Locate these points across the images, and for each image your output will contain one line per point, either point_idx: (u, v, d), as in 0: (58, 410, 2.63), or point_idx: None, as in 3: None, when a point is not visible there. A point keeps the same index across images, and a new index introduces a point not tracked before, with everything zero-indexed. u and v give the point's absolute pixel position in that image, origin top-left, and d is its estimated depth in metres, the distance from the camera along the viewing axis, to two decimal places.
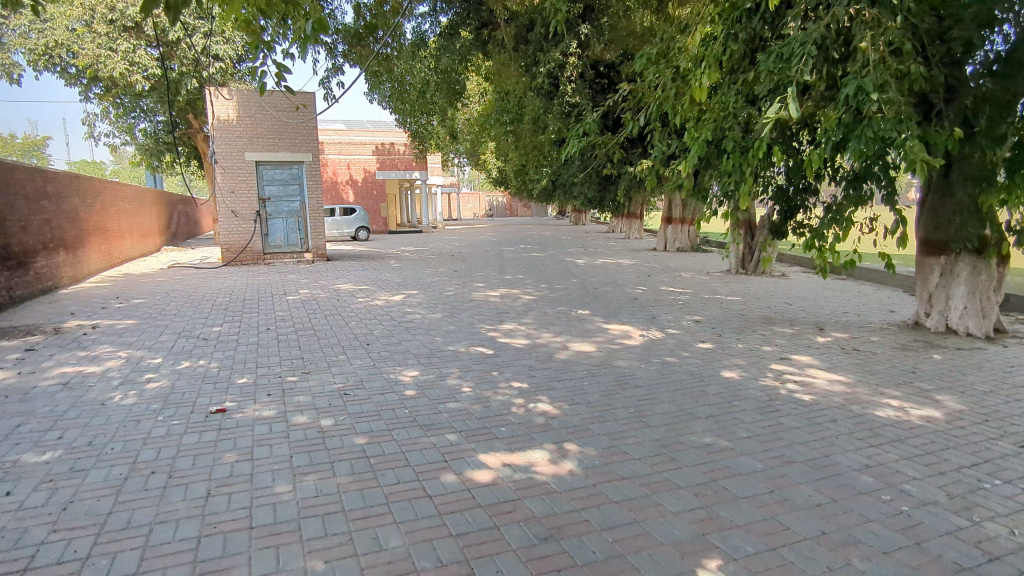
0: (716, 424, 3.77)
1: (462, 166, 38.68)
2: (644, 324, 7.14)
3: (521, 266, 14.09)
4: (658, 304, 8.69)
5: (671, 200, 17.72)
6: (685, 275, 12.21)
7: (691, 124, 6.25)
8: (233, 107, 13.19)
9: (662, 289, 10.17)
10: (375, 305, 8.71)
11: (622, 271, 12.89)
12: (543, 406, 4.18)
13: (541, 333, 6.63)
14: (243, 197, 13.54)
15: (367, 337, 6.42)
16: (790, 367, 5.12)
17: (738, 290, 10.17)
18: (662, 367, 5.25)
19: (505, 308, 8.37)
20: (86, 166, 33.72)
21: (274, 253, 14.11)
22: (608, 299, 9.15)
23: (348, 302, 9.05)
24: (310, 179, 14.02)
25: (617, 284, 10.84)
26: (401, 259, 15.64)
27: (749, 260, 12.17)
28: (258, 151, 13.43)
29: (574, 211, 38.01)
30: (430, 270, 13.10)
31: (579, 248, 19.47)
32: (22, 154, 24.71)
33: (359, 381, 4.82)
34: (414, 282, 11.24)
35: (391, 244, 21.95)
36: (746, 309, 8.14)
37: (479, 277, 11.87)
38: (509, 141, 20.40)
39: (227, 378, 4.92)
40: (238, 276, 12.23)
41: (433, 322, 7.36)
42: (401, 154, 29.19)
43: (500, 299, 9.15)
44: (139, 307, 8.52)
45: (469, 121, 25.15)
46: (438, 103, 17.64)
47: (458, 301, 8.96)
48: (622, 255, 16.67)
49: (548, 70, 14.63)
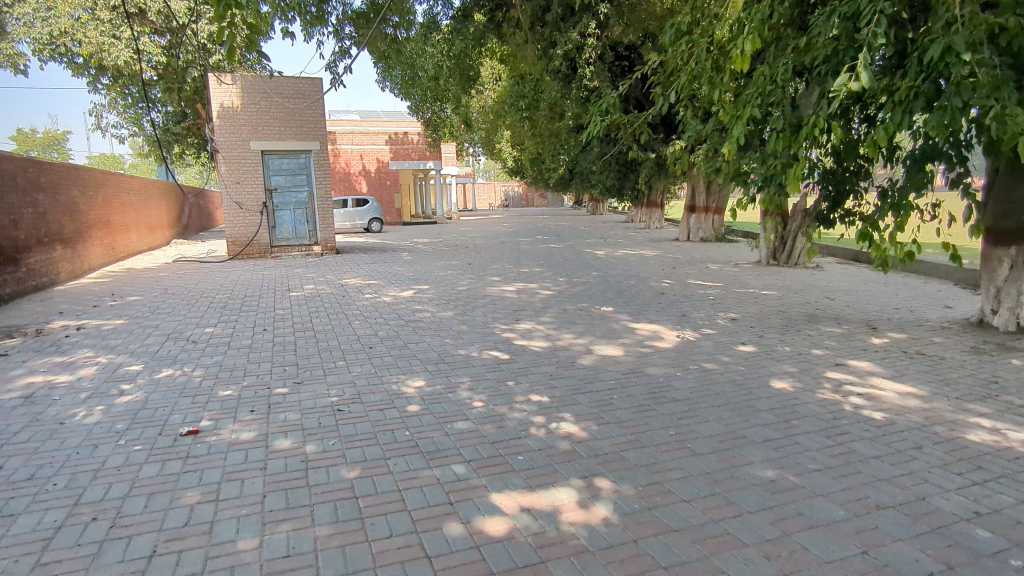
0: (777, 452, 3.13)
1: (478, 155, 38.02)
2: (675, 324, 6.48)
3: (538, 258, 13.44)
4: (688, 299, 8.03)
5: (695, 187, 17.02)
6: (712, 268, 11.50)
7: (728, 100, 5.56)
8: (236, 94, 12.66)
9: (690, 283, 9.49)
10: (383, 302, 8.13)
11: (646, 264, 12.20)
12: (567, 426, 3.57)
13: (562, 334, 6.00)
14: (249, 189, 13.03)
15: (371, 340, 5.84)
16: (849, 375, 4.46)
17: (772, 283, 9.46)
18: (701, 374, 4.61)
19: (522, 305, 7.75)
20: (105, 159, 33.76)
21: (281, 246, 13.58)
22: (632, 294, 8.50)
23: (354, 299, 8.50)
24: (318, 169, 13.47)
25: (640, 278, 10.17)
26: (413, 251, 15.06)
27: (782, 250, 11.47)
28: (264, 141, 12.92)
29: (591, 200, 37.31)
30: (443, 263, 12.52)
31: (598, 238, 18.83)
32: (39, 148, 24.65)
33: (356, 394, 4.25)
34: (425, 276, 10.68)
35: (404, 235, 21.41)
36: (785, 305, 7.45)
37: (495, 271, 11.26)
38: (524, 128, 19.79)
39: (208, 391, 4.36)
40: (243, 270, 11.74)
41: (444, 321, 6.77)
42: (415, 143, 28.61)
43: (516, 295, 8.54)
44: (132, 305, 8.01)
45: (484, 109, 24.48)
46: (451, 88, 16.99)
47: (472, 297, 8.35)
48: (644, 246, 15.97)
49: (565, 51, 13.95)
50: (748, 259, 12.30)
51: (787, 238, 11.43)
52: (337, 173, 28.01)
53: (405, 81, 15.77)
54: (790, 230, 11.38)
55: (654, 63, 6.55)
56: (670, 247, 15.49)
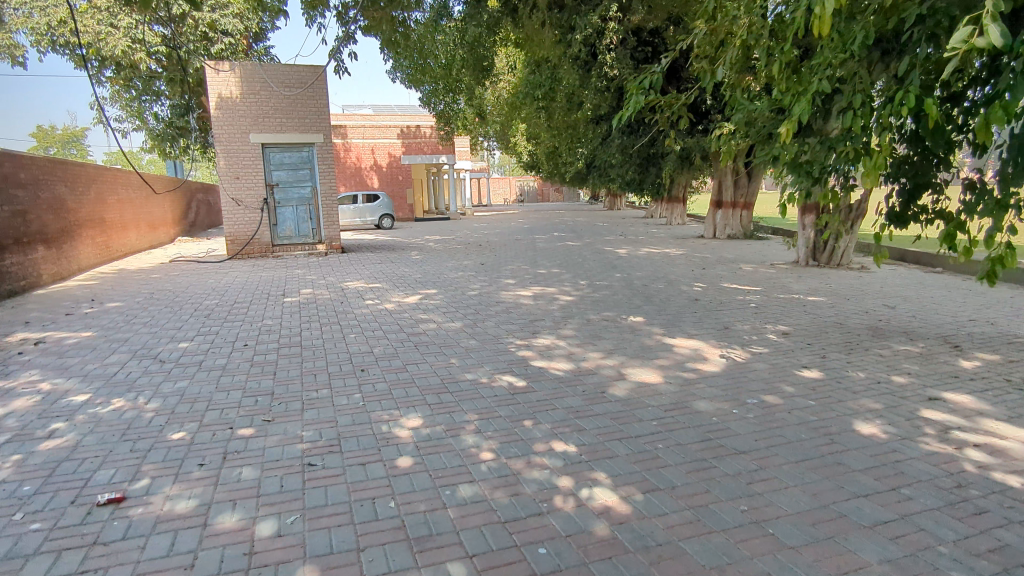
0: (899, 547, 2.26)
1: (492, 149, 37.13)
2: (719, 339, 5.59)
3: (556, 257, 12.57)
4: (727, 307, 7.12)
5: (722, 182, 16.03)
6: (746, 269, 10.57)
7: (790, 75, 4.60)
8: (235, 82, 11.85)
9: (726, 287, 8.58)
10: (384, 310, 7.31)
11: (673, 264, 11.28)
12: (602, 495, 2.72)
13: (587, 353, 5.13)
14: (248, 185, 12.25)
15: (365, 359, 5.02)
16: (952, 415, 3.57)
17: (816, 287, 8.52)
18: (764, 411, 3.74)
19: (540, 314, 6.89)
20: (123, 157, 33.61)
21: (283, 245, 12.79)
22: (663, 301, 7.61)
23: (353, 305, 7.68)
24: (322, 163, 12.69)
25: (670, 281, 9.27)
26: (423, 250, 14.25)
27: (822, 250, 10.60)
28: (264, 133, 12.15)
29: (608, 196, 36.29)
30: (453, 263, 11.70)
31: (618, 235, 17.92)
32: (60, 145, 24.41)
33: (336, 439, 3.42)
34: (434, 278, 9.84)
35: (415, 232, 20.64)
36: (840, 317, 6.53)
37: (510, 272, 10.41)
38: (540, 120, 18.90)
39: (157, 431, 3.56)
40: (241, 271, 10.98)
41: (451, 334, 5.93)
42: (427, 137, 27.78)
43: (532, 301, 7.68)
44: (109, 313, 7.23)
45: (498, 101, 23.64)
46: (464, 78, 16.11)
47: (483, 304, 7.51)
48: (668, 244, 15.03)
49: (585, 36, 13.02)
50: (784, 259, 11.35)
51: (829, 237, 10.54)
52: (348, 168, 27.27)
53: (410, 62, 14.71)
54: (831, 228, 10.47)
55: (701, 32, 5.61)
56: (696, 245, 14.55)
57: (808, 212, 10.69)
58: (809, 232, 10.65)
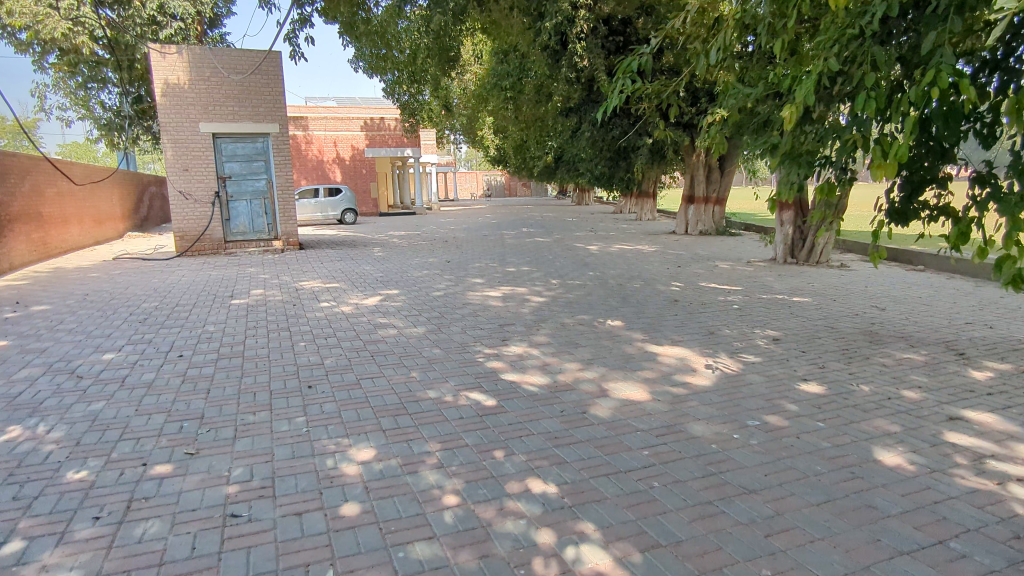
0: None
1: (458, 143, 36.40)
2: (706, 347, 5.14)
3: (526, 254, 12.03)
4: (709, 310, 6.69)
5: (694, 177, 15.67)
6: (722, 267, 10.18)
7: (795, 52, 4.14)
8: (183, 67, 11.04)
9: (705, 287, 8.17)
10: (340, 313, 6.69)
11: (647, 262, 10.85)
12: (593, 556, 2.22)
13: (565, 364, 4.62)
14: (198, 177, 11.45)
15: (315, 373, 4.43)
16: (980, 442, 3.16)
17: (798, 288, 8.16)
18: (769, 436, 3.29)
19: (511, 318, 6.36)
20: (76, 148, 32.24)
21: (236, 241, 11.99)
22: (641, 303, 7.15)
23: (307, 307, 7.05)
24: (278, 154, 11.95)
25: (646, 280, 8.81)
26: (386, 247, 13.59)
27: (800, 247, 10.33)
28: (215, 122, 11.37)
29: (576, 191, 35.93)
30: (418, 261, 11.10)
31: (588, 231, 17.48)
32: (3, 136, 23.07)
33: (270, 478, 2.85)
34: (397, 277, 9.24)
35: (379, 228, 19.92)
36: (829, 321, 6.15)
37: (477, 270, 9.85)
38: (509, 113, 18.35)
39: (50, 469, 2.93)
40: (189, 269, 10.22)
41: (413, 342, 5.37)
42: (392, 130, 26.94)
43: (502, 303, 7.16)
44: (31, 317, 6.46)
45: (465, 93, 23.07)
46: (429, 67, 15.44)
47: (449, 307, 6.95)
48: (641, 241, 14.59)
49: (555, 24, 12.48)
50: (760, 257, 11.03)
51: (807, 234, 10.27)
52: (309, 161, 26.35)
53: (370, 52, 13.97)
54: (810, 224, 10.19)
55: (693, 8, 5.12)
56: (669, 242, 14.16)
57: (786, 209, 10.38)
58: (787, 229, 10.35)
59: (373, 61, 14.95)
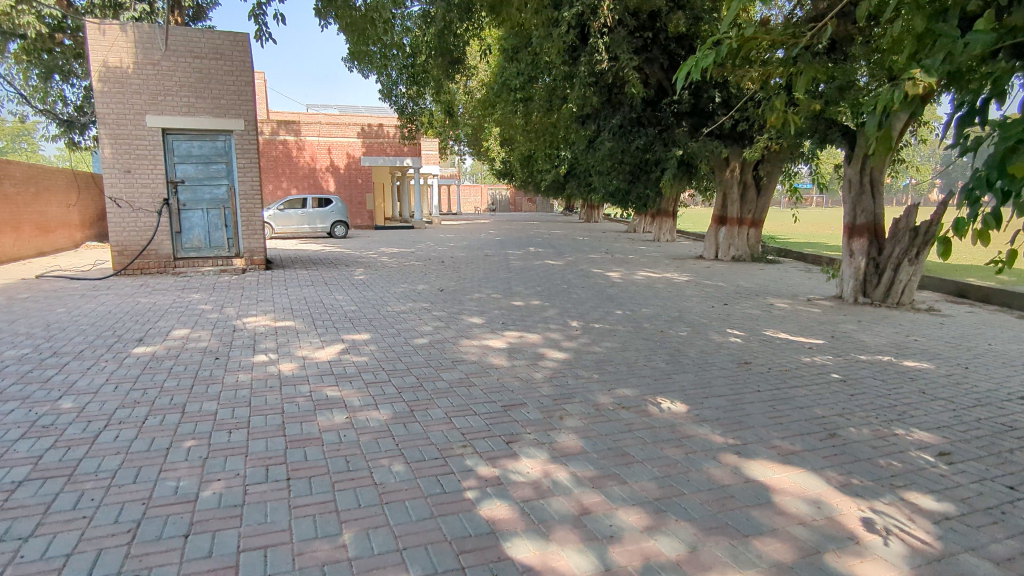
0: None
1: (462, 155, 34.58)
2: (841, 471, 3.15)
3: (534, 282, 10.04)
4: (803, 384, 4.69)
5: (727, 195, 13.77)
6: (781, 308, 8.17)
7: None
8: (127, 48, 9.14)
9: (777, 340, 6.16)
10: (275, 373, 4.70)
11: (684, 298, 8.87)
12: None
13: (618, 513, 2.65)
14: (143, 181, 9.48)
15: (168, 535, 2.44)
16: None
17: (896, 342, 6.17)
18: None
19: (518, 392, 4.38)
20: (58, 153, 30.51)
21: (187, 259, 9.93)
22: (701, 368, 5.14)
23: (237, 361, 5.04)
24: (241, 156, 9.97)
25: (692, 326, 6.83)
26: (371, 268, 11.64)
27: (874, 283, 8.37)
28: (164, 116, 9.44)
29: (585, 206, 33.99)
30: (404, 288, 9.11)
31: (604, 253, 15.50)
32: None
33: None
34: (373, 313, 7.23)
35: (371, 243, 17.97)
36: (993, 408, 4.14)
37: (476, 304, 7.87)
38: (517, 120, 16.48)
39: None
40: (118, 293, 8.23)
41: (365, 442, 3.41)
42: (390, 137, 24.99)
43: (505, 361, 5.18)
44: None
45: (471, 98, 21.26)
46: (431, 65, 13.57)
47: (432, 366, 4.97)
48: (668, 267, 12.62)
49: (576, 12, 10.62)
50: (821, 293, 9.09)
51: (882, 267, 8.32)
52: (301, 169, 24.47)
53: (354, 38, 11.15)
54: (887, 256, 8.28)
55: None
56: (701, 269, 12.17)
57: (856, 236, 8.49)
58: (858, 261, 8.43)
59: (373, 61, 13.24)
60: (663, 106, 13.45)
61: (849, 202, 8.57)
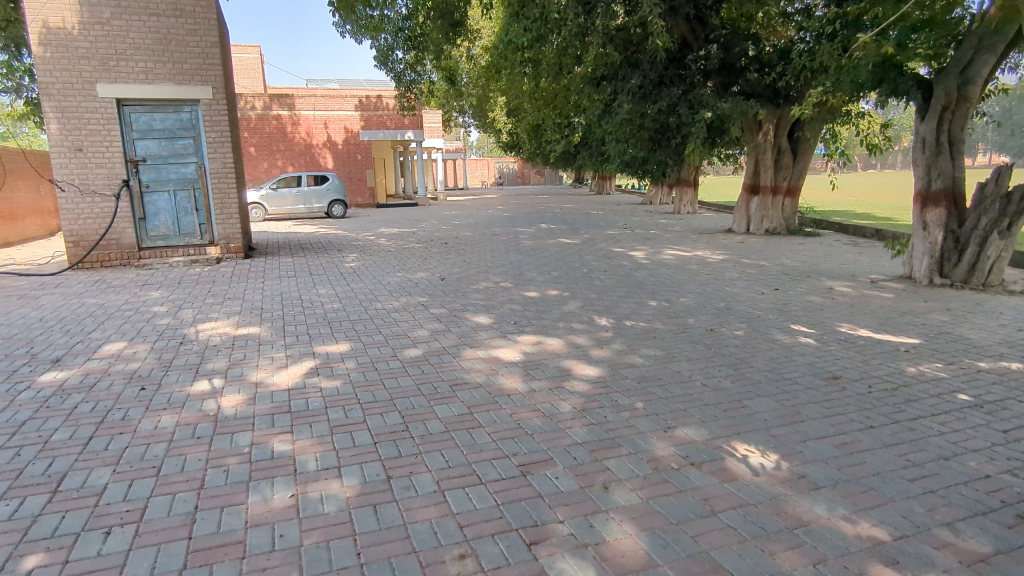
0: None
1: (467, 126, 33.09)
2: None
3: (549, 265, 8.79)
4: (928, 414, 3.43)
5: (760, 161, 12.38)
6: (846, 294, 6.88)
7: None
8: (70, 5, 7.84)
9: (860, 342, 4.89)
10: (211, 412, 3.49)
11: (725, 282, 7.61)
12: None
13: None
14: (97, 160, 8.23)
15: None
16: None
17: (1010, 339, 4.91)
18: None
19: (540, 437, 3.16)
20: None
21: (154, 248, 8.71)
22: (779, 388, 3.88)
23: (169, 391, 3.83)
24: (210, 129, 8.69)
25: (746, 322, 5.57)
26: (365, 252, 10.44)
27: (953, 261, 7.10)
28: (118, 84, 8.16)
29: (596, 178, 32.53)
30: (399, 277, 7.88)
31: (623, 229, 14.20)
32: None
33: None
34: (359, 312, 6.01)
35: (370, 222, 16.75)
36: None
37: (481, 298, 6.64)
38: (525, 86, 15.07)
39: None
40: (65, 292, 7.05)
41: (309, 553, 2.20)
42: (390, 109, 23.58)
43: (519, 384, 3.96)
44: None
45: (475, 64, 19.78)
46: (429, 24, 12.14)
47: (424, 395, 3.76)
48: (697, 243, 11.35)
49: None
50: (887, 273, 7.78)
51: (964, 243, 7.03)
52: (297, 145, 23.14)
53: None
54: (971, 228, 6.97)
55: None
56: (735, 246, 10.87)
57: (931, 205, 7.17)
58: (934, 234, 7.13)
59: (363, 21, 11.66)
60: (688, 62, 11.98)
61: (922, 163, 7.22)
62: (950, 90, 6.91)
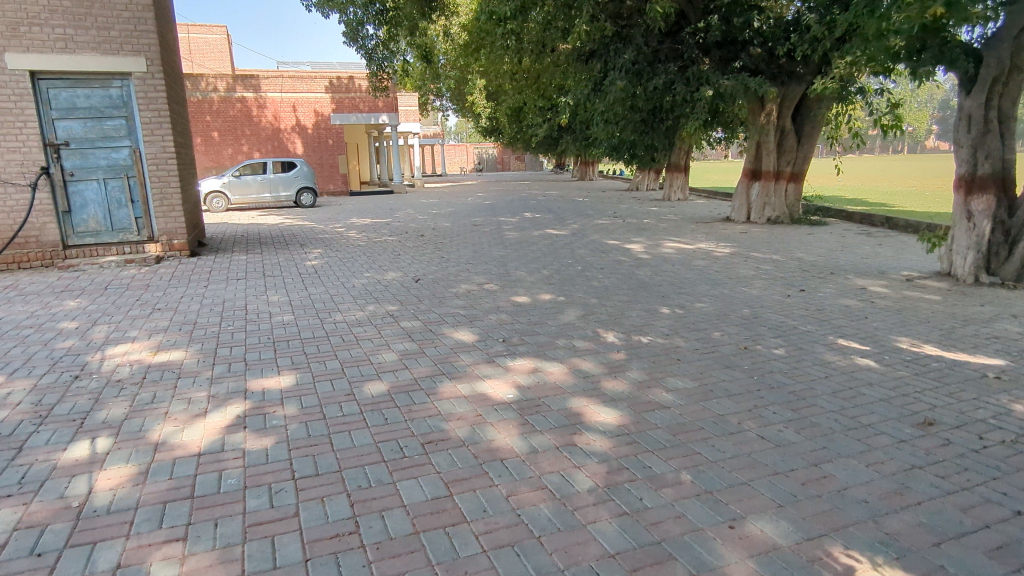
0: None
1: (444, 111, 31.85)
2: None
3: (538, 262, 7.77)
4: None
5: (761, 144, 11.44)
6: (884, 295, 5.96)
7: None
8: None
9: (933, 365, 3.94)
10: (73, 501, 2.42)
11: (741, 282, 6.64)
12: None
13: None
14: (8, 143, 7.00)
15: None
16: None
17: None
18: None
19: (552, 542, 2.14)
20: None
21: (82, 247, 7.53)
22: (864, 441, 2.90)
23: (27, 461, 2.74)
24: (145, 107, 7.54)
25: (782, 336, 4.60)
26: (330, 247, 9.34)
27: (1002, 257, 6.21)
28: (32, 54, 6.95)
29: (579, 163, 31.50)
30: (365, 279, 6.81)
31: (612, 218, 13.19)
32: None
33: None
34: (314, 326, 4.94)
35: (341, 213, 15.57)
36: None
37: (461, 305, 5.60)
38: (506, 63, 13.97)
39: None
40: None
41: None
42: (363, 91, 22.33)
43: (515, 440, 2.92)
44: None
45: (452, 42, 18.64)
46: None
47: (385, 463, 2.72)
48: (697, 234, 10.38)
49: None
50: (922, 270, 6.88)
51: (1016, 235, 6.15)
52: (263, 129, 21.76)
53: None
54: None
55: None
56: (739, 237, 9.95)
57: (977, 192, 6.27)
58: (981, 225, 6.25)
59: None
60: (685, 36, 10.98)
61: (966, 144, 6.30)
62: (1003, 58, 5.98)
